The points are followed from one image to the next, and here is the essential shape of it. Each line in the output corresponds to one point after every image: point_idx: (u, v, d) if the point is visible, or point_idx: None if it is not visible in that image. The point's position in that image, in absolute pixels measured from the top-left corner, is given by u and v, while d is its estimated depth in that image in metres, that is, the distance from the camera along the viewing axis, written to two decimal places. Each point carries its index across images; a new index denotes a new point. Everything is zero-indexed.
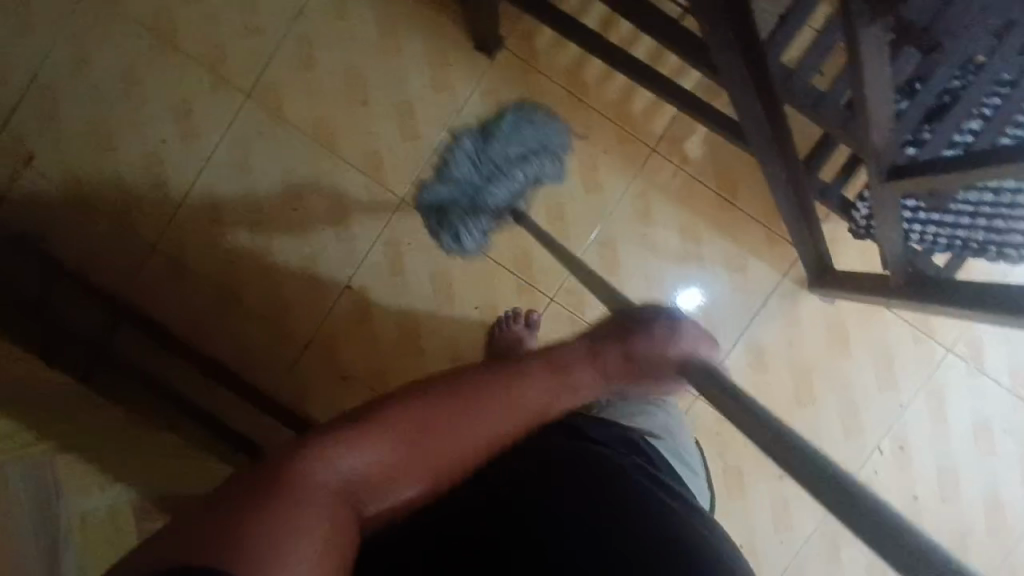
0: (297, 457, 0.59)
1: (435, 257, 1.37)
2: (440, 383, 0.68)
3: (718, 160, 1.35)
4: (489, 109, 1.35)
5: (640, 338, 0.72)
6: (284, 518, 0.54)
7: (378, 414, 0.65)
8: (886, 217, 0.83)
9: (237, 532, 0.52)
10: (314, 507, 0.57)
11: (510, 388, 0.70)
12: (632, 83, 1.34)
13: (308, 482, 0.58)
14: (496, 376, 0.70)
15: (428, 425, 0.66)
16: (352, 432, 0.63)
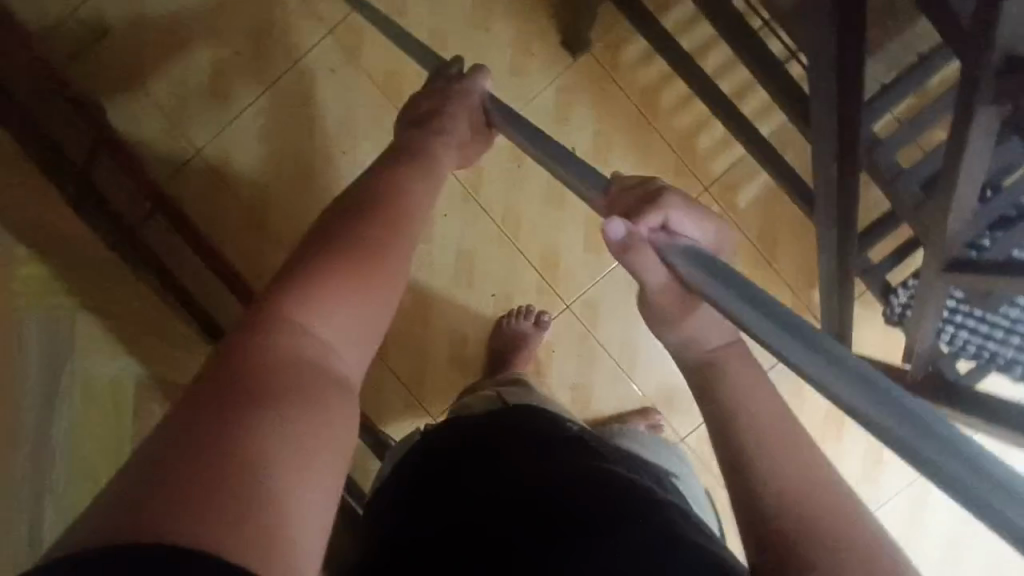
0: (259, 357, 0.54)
1: (468, 234, 1.37)
2: (344, 231, 0.66)
3: (767, 216, 1.35)
4: (559, 106, 1.35)
5: (451, 99, 0.84)
6: (251, 429, 0.49)
7: (300, 277, 0.61)
8: (927, 310, 0.83)
9: (211, 449, 0.47)
10: (287, 412, 0.51)
11: (403, 214, 0.70)
12: (704, 119, 1.34)
13: (281, 383, 0.53)
14: (387, 205, 0.70)
15: (352, 281, 0.62)
16: (292, 303, 0.59)
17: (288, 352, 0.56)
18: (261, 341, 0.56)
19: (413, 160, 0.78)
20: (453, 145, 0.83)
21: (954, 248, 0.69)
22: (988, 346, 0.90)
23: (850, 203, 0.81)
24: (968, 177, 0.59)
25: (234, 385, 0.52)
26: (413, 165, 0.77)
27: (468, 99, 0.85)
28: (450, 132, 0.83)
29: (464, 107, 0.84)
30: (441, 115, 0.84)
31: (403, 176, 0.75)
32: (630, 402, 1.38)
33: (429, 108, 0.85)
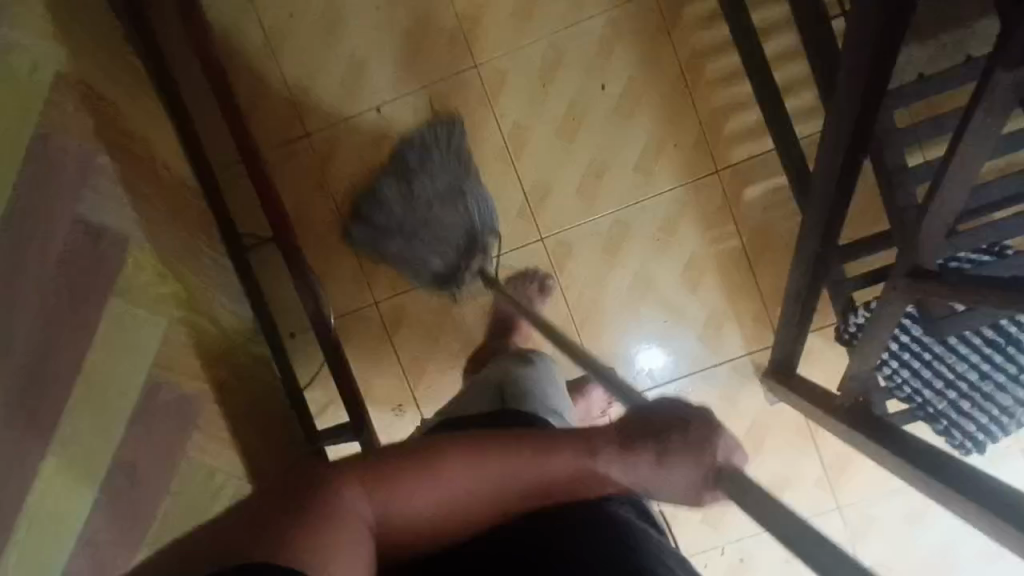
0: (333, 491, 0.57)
1: (471, 132, 1.33)
2: (485, 443, 0.64)
3: (766, 220, 1.32)
4: (604, 39, 1.30)
5: (674, 431, 0.63)
6: (294, 541, 0.51)
7: (413, 466, 0.61)
8: (878, 329, 0.81)
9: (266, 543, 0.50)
10: (349, 527, 0.55)
11: (531, 470, 0.63)
12: (741, 102, 1.30)
13: (337, 518, 0.55)
14: (534, 446, 0.64)
15: (448, 487, 0.61)
16: (394, 475, 0.61)
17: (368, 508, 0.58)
18: (352, 479, 0.59)
19: (574, 443, 0.65)
20: (653, 474, 0.63)
21: (928, 256, 0.66)
22: (923, 394, 0.91)
23: (841, 198, 0.78)
24: (961, 175, 0.56)
25: (322, 494, 0.56)
26: (573, 452, 0.64)
27: (697, 445, 0.61)
28: (656, 461, 0.63)
29: (693, 449, 0.61)
30: (662, 432, 0.63)
31: (555, 452, 0.64)
32: None
33: (642, 417, 0.65)
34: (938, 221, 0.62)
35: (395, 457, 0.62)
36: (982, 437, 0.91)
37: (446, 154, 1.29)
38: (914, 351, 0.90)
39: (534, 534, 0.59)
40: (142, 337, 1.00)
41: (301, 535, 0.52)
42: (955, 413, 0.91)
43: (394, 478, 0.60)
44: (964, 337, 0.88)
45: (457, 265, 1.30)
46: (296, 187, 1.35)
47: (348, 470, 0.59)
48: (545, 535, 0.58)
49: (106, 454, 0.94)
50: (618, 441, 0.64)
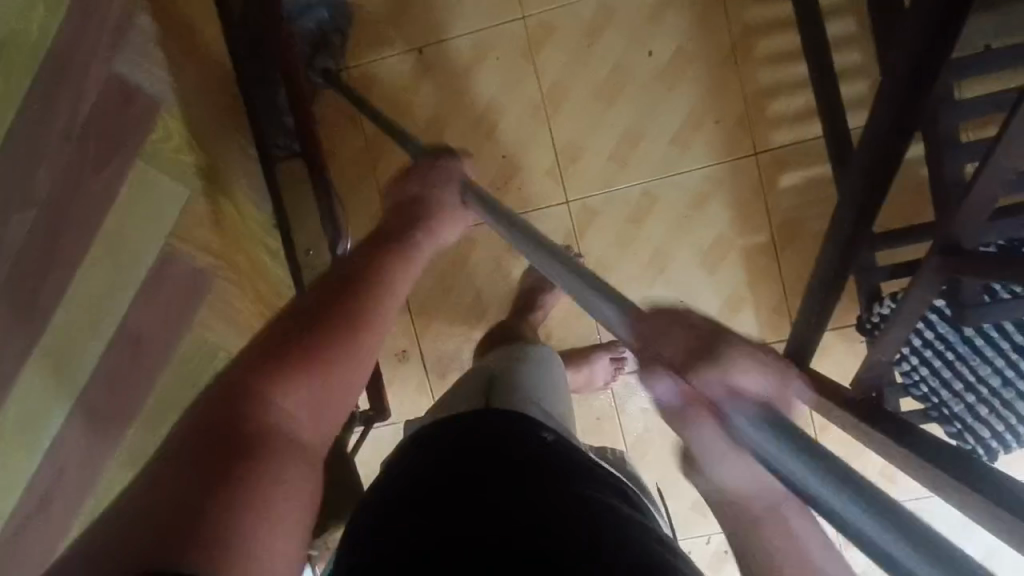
0: (238, 415, 0.54)
1: (509, 84, 1.31)
2: (336, 295, 0.66)
3: (799, 209, 1.28)
4: (657, 5, 1.27)
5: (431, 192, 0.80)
6: (231, 480, 0.50)
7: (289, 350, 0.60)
8: (903, 319, 0.78)
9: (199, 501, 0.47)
10: (268, 456, 0.53)
11: (389, 293, 0.69)
12: (789, 84, 1.26)
13: (253, 442, 0.53)
14: (376, 275, 0.69)
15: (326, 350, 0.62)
16: (286, 369, 0.59)
17: (277, 423, 0.56)
18: (247, 403, 0.56)
19: (391, 256, 0.72)
20: (449, 234, 0.81)
21: (965, 236, 0.64)
22: (939, 394, 0.89)
23: (880, 182, 0.76)
24: (1013, 155, 0.54)
25: (229, 437, 0.52)
26: (394, 260, 0.72)
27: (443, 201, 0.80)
28: (450, 224, 0.80)
29: (442, 203, 0.80)
30: (428, 206, 0.80)
31: (385, 267, 0.70)
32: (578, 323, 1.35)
33: (405, 196, 0.81)
34: (983, 199, 0.60)
35: (267, 360, 0.59)
36: (996, 446, 0.87)
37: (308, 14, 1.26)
38: (936, 349, 0.87)
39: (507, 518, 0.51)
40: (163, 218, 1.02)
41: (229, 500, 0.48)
42: (970, 417, 0.88)
43: (281, 374, 0.59)
44: (991, 340, 0.84)
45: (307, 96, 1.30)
46: (331, 116, 1.34)
47: (235, 400, 0.56)
48: (519, 515, 0.51)
49: (110, 331, 1.02)
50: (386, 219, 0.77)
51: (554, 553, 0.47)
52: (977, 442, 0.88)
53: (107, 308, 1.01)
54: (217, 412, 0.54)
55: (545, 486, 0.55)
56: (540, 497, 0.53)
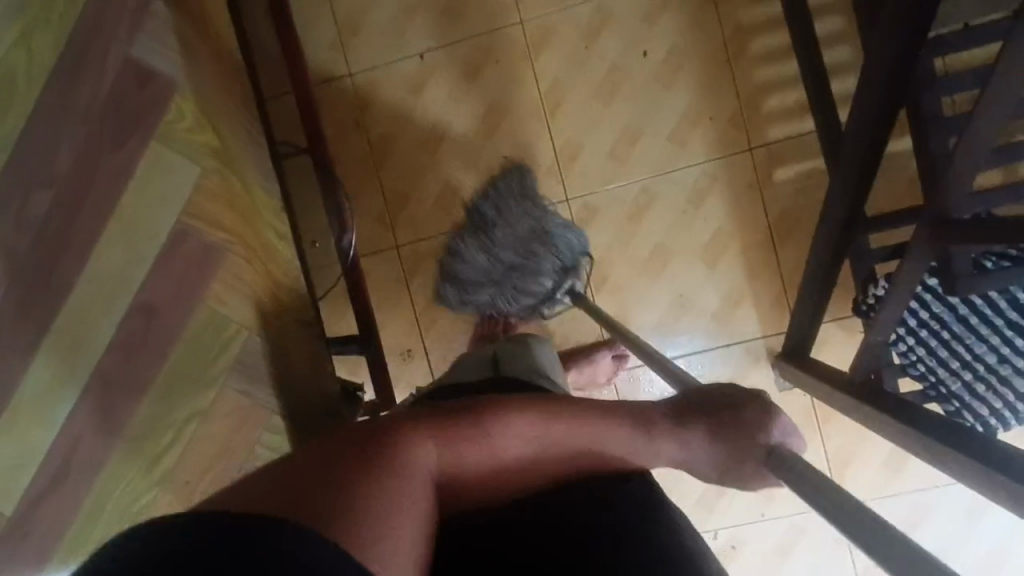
0: (395, 433, 0.55)
1: (509, 86, 1.34)
2: (537, 402, 0.65)
3: (794, 203, 1.30)
4: (652, 6, 1.31)
5: (718, 415, 0.65)
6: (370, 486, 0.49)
7: (458, 418, 0.61)
8: (899, 295, 0.79)
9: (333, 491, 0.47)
10: (408, 487, 0.52)
11: (576, 429, 0.64)
12: (782, 81, 1.29)
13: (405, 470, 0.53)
14: (564, 408, 0.65)
15: (494, 432, 0.61)
16: (447, 425, 0.60)
17: (418, 466, 0.55)
18: (407, 435, 0.56)
19: (615, 414, 0.66)
20: (699, 457, 0.66)
21: (955, 204, 0.65)
22: (937, 372, 0.90)
23: (870, 166, 0.78)
24: (992, 119, 0.56)
25: (369, 451, 0.52)
26: (616, 414, 0.66)
27: (751, 428, 0.63)
28: (708, 442, 0.65)
29: (751, 430, 0.63)
30: (702, 412, 0.66)
31: (587, 411, 0.65)
32: (581, 319, 1.37)
33: (699, 401, 0.67)
34: (967, 168, 0.61)
35: (439, 415, 0.61)
36: (994, 423, 0.88)
37: (546, 208, 1.32)
38: (932, 329, 0.88)
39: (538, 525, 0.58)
40: (180, 195, 1.00)
41: (358, 507, 0.47)
42: (968, 395, 0.89)
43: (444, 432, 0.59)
44: (986, 317, 0.85)
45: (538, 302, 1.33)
46: (337, 124, 1.38)
47: (389, 426, 0.56)
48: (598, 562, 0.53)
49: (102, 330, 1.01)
50: (669, 416, 0.67)
51: None
52: (975, 419, 0.88)
53: (119, 292, 1.00)
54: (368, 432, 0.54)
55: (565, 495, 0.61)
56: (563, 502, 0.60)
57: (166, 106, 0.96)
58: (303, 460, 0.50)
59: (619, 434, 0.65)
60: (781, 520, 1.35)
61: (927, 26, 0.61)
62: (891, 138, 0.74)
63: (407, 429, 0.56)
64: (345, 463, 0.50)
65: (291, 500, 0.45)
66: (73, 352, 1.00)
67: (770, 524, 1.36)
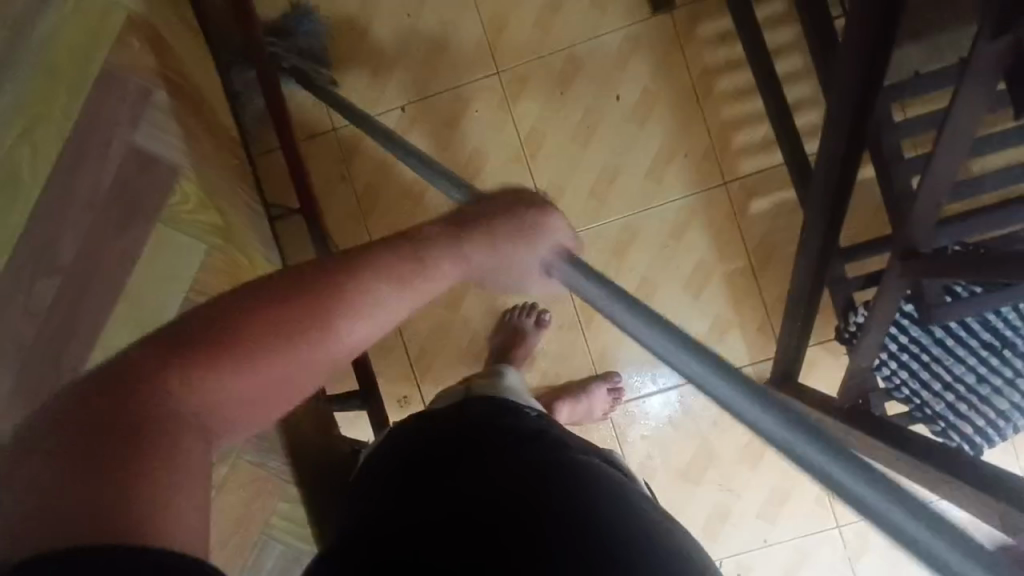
0: (157, 386, 0.50)
1: (490, 133, 1.39)
2: (309, 289, 0.55)
3: (771, 232, 1.35)
4: (620, 52, 1.37)
5: (500, 223, 0.61)
6: (137, 462, 0.46)
7: (245, 316, 0.53)
8: (873, 327, 0.84)
9: (103, 480, 0.45)
10: (186, 450, 0.49)
11: (371, 302, 0.57)
12: (749, 117, 1.35)
13: (173, 422, 0.50)
14: (335, 273, 0.56)
15: (296, 340, 0.54)
16: (209, 356, 0.52)
17: (195, 409, 0.51)
18: (169, 389, 0.50)
19: (393, 271, 0.58)
20: (506, 266, 0.62)
21: (921, 239, 0.69)
22: (921, 396, 0.93)
23: (841, 198, 0.82)
24: (950, 161, 0.60)
25: (127, 424, 0.48)
26: (399, 268, 0.58)
27: (527, 231, 0.61)
28: (508, 256, 0.61)
29: (522, 235, 0.61)
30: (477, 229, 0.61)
31: (366, 274, 0.57)
32: (574, 356, 1.39)
33: (464, 221, 0.61)
34: (929, 205, 0.65)
35: (219, 317, 0.53)
36: (980, 441, 0.91)
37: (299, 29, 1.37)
38: (913, 352, 0.92)
39: (495, 505, 0.57)
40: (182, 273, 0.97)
41: (135, 497, 0.45)
42: (952, 415, 0.92)
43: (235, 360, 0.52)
44: (961, 338, 0.91)
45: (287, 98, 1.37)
46: (320, 175, 1.41)
47: (147, 380, 0.50)
48: (506, 486, 0.59)
49: None
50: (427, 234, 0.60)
51: (529, 534, 0.55)
52: (960, 439, 0.92)
53: None
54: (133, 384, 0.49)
55: (548, 481, 0.60)
56: (539, 500, 0.58)
57: (167, 191, 0.97)
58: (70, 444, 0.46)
59: (401, 285, 0.58)
60: (784, 543, 1.36)
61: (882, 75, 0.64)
62: (858, 172, 0.78)
63: (168, 373, 0.50)
64: (121, 442, 0.47)
65: (79, 506, 0.43)
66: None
67: (775, 550, 1.36)
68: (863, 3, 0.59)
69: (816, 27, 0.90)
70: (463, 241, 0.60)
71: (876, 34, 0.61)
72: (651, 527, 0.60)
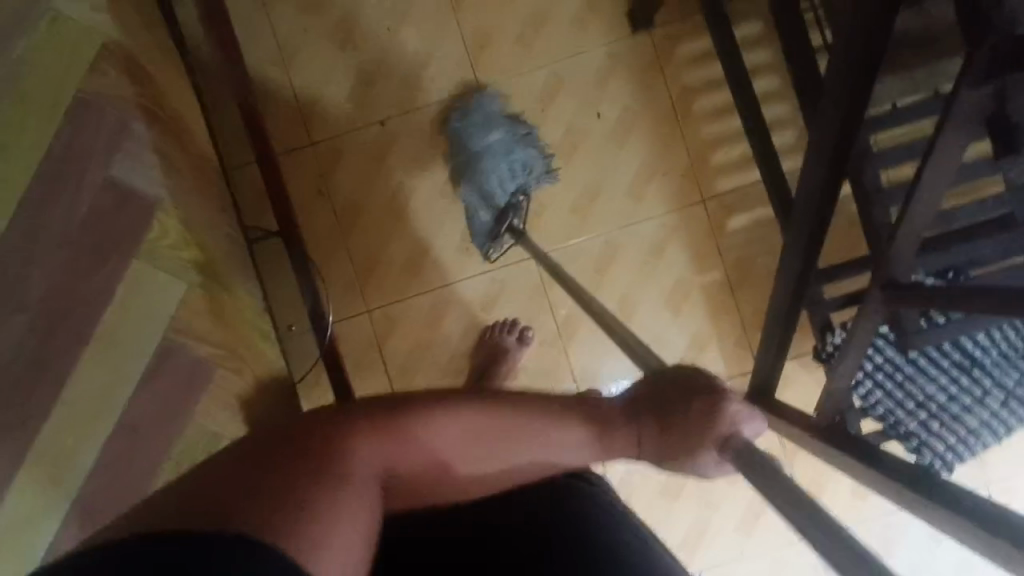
0: (339, 441, 0.59)
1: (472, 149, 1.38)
2: (491, 399, 0.69)
3: (748, 249, 1.37)
4: (601, 70, 1.38)
5: (677, 417, 0.73)
6: (310, 494, 0.54)
7: (429, 405, 0.65)
8: (854, 346, 0.85)
9: (278, 503, 0.52)
10: (351, 496, 0.57)
11: (535, 423, 0.70)
12: (728, 137, 1.37)
13: (349, 473, 0.58)
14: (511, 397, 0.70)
15: (468, 424, 0.67)
16: (388, 425, 0.62)
17: (364, 462, 0.60)
18: (347, 442, 0.59)
19: (580, 419, 0.74)
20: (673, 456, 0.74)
21: (900, 271, 0.71)
22: (895, 414, 0.95)
23: (821, 226, 0.84)
24: (929, 199, 0.62)
25: (306, 464, 0.56)
26: (579, 426, 0.73)
27: (707, 419, 0.71)
28: (684, 439, 0.73)
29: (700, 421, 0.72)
30: (674, 414, 0.74)
31: (539, 404, 0.71)
32: (556, 374, 1.39)
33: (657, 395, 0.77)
34: (910, 239, 0.67)
35: (423, 399, 0.65)
36: (951, 459, 0.94)
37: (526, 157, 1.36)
38: (888, 372, 0.95)
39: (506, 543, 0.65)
40: (162, 305, 0.99)
41: (300, 524, 0.52)
42: (925, 433, 0.94)
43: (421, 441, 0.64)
44: (932, 359, 0.94)
45: (501, 215, 1.34)
46: (297, 190, 1.38)
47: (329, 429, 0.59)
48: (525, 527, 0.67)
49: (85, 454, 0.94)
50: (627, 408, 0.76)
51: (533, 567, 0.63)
52: (932, 456, 0.94)
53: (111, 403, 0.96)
54: (337, 424, 0.60)
55: (561, 521, 0.67)
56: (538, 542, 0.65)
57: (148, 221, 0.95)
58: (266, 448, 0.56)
59: (576, 436, 0.73)
60: (760, 556, 1.38)
61: (863, 110, 0.65)
62: (836, 201, 0.80)
63: (347, 429, 0.60)
64: (292, 476, 0.55)
65: (249, 518, 0.51)
66: (64, 467, 0.92)
67: (751, 562, 1.38)
68: (845, 43, 0.60)
69: (798, 58, 0.92)
70: (648, 428, 0.75)
71: (857, 74, 0.62)
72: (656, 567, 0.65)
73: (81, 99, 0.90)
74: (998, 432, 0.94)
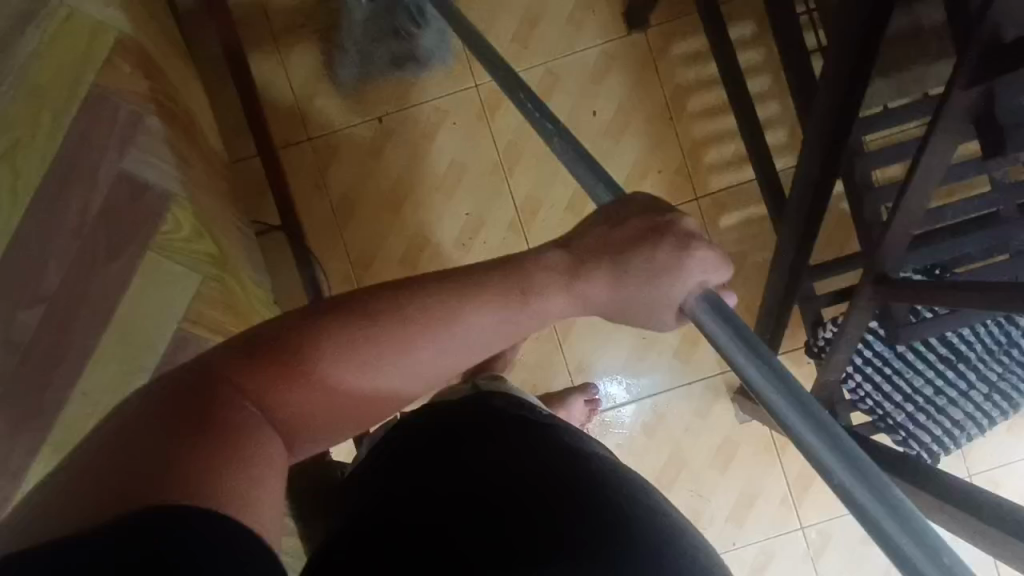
0: (226, 392, 0.51)
1: (469, 144, 1.39)
2: (389, 297, 0.56)
3: (740, 246, 1.40)
4: (597, 68, 1.39)
5: (636, 255, 0.61)
6: (202, 453, 0.47)
7: (321, 328, 0.54)
8: (845, 340, 0.87)
9: (167, 469, 0.45)
10: (253, 450, 0.49)
11: (457, 313, 0.58)
12: (721, 135, 1.40)
13: (242, 424, 0.50)
14: (417, 291, 0.57)
15: (376, 348, 0.55)
16: (280, 365, 0.53)
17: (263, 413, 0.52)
18: (236, 394, 0.51)
19: (498, 274, 0.61)
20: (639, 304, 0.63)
21: (891, 267, 0.73)
22: (883, 406, 0.98)
23: (813, 223, 0.87)
24: (918, 197, 0.64)
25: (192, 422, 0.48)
26: (499, 287, 0.60)
27: (663, 267, 0.60)
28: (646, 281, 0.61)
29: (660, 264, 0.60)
30: (630, 259, 0.61)
31: (453, 288, 0.58)
32: (552, 368, 1.41)
33: (593, 239, 0.63)
34: (900, 235, 0.69)
35: (316, 320, 0.55)
36: (936, 449, 0.97)
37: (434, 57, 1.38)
38: (876, 365, 0.98)
39: (498, 479, 0.59)
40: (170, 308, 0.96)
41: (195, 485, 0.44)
42: (913, 425, 0.97)
43: (309, 371, 0.54)
44: (919, 352, 0.97)
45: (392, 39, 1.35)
46: (293, 183, 1.38)
47: (212, 381, 0.51)
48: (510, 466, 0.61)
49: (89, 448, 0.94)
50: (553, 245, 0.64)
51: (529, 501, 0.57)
52: (919, 447, 0.97)
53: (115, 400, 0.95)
54: (219, 369, 0.52)
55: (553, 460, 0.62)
56: (532, 478, 0.59)
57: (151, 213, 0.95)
58: (151, 402, 0.49)
59: (500, 299, 0.60)
60: (751, 545, 1.41)
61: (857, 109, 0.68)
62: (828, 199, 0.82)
63: (235, 379, 0.51)
64: (183, 437, 0.47)
65: (139, 488, 0.43)
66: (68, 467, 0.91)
67: (743, 551, 1.41)
68: (839, 44, 0.62)
69: (792, 60, 0.95)
70: (595, 278, 0.63)
71: (851, 74, 0.64)
72: (659, 522, 0.58)
73: (86, 94, 0.91)
74: (982, 424, 0.97)
